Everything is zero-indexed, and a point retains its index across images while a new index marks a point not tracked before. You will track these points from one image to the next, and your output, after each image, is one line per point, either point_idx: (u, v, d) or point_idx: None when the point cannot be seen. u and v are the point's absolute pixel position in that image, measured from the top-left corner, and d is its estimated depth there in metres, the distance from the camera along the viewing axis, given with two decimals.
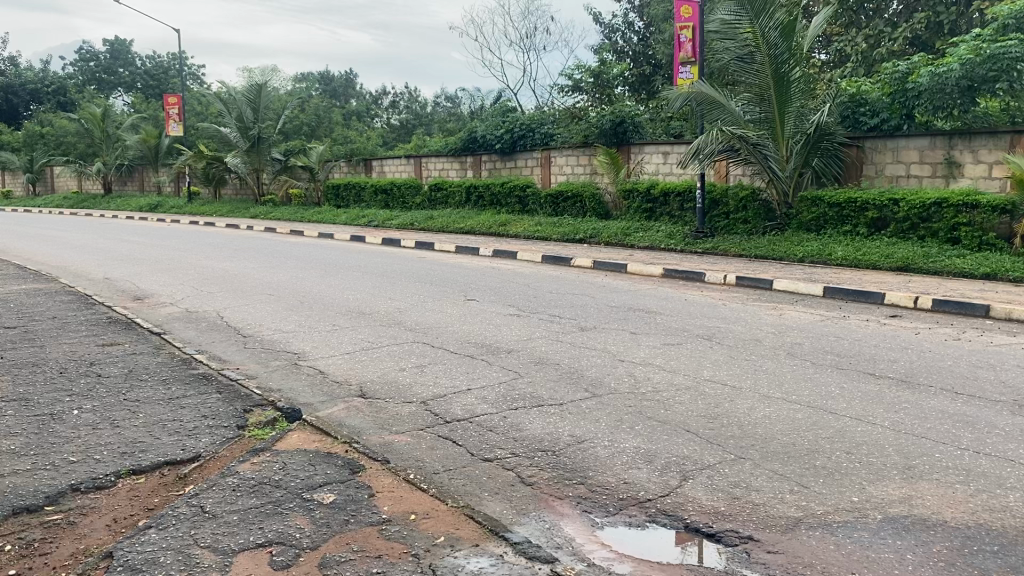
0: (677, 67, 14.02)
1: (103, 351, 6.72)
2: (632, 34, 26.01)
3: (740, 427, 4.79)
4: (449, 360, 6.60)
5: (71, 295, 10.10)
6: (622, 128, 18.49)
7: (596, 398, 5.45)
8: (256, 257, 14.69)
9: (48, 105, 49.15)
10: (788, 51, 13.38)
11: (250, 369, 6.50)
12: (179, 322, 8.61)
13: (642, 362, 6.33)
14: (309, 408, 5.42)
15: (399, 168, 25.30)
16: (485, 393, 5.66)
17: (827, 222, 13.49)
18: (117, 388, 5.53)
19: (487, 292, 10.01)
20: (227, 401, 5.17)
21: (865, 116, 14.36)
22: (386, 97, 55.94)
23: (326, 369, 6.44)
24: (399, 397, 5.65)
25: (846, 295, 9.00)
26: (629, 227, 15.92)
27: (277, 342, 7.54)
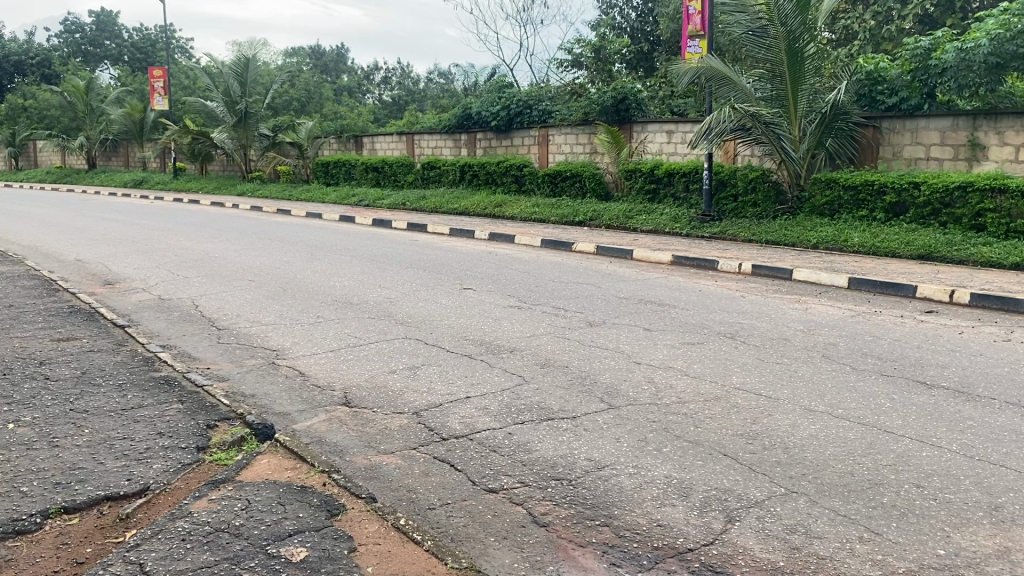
0: (685, 41, 13.31)
1: (56, 348, 5.98)
2: (631, 9, 25.10)
3: (784, 451, 4.12)
4: (446, 361, 5.90)
5: (34, 280, 9.34)
6: (624, 106, 17.55)
7: (613, 411, 4.75)
8: (239, 238, 13.90)
9: (31, 77, 47.98)
10: (803, 25, 12.61)
11: (221, 371, 5.78)
12: (149, 312, 7.88)
13: (661, 365, 5.64)
14: (285, 422, 4.73)
15: (390, 146, 24.46)
16: (486, 402, 4.97)
17: (842, 206, 12.81)
18: (63, 395, 4.82)
19: (485, 280, 9.30)
20: (188, 414, 4.45)
21: (882, 95, 13.65)
22: (379, 72, 54.91)
23: (306, 371, 5.74)
24: (389, 406, 4.96)
25: (873, 287, 8.34)
26: (630, 209, 15.23)
27: (254, 336, 6.83)
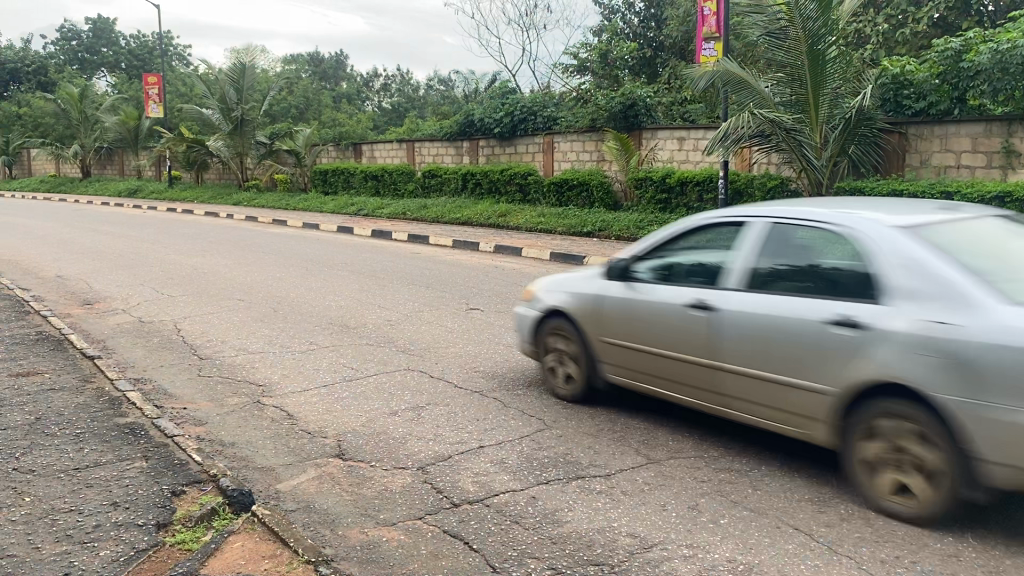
0: (699, 43, 12.55)
1: (12, 386, 5.28)
2: (633, 14, 24.30)
3: (868, 524, 3.43)
4: (456, 399, 5.20)
5: (5, 300, 8.63)
6: (633, 112, 16.90)
7: (654, 467, 4.06)
8: (231, 251, 13.15)
9: (27, 85, 47.44)
10: (826, 26, 11.90)
11: (198, 412, 5.09)
12: (126, 338, 7.18)
13: (701, 406, 4.96)
14: (268, 481, 4.04)
15: (390, 153, 23.75)
16: (504, 454, 4.27)
17: None
18: (9, 449, 4.12)
19: (492, 299, 8.60)
20: (152, 477, 3.75)
21: (908, 100, 13.20)
22: (378, 79, 54.43)
23: (295, 414, 5.04)
24: (389, 460, 4.27)
25: None
26: (642, 219, 14.56)
27: (239, 367, 6.13)
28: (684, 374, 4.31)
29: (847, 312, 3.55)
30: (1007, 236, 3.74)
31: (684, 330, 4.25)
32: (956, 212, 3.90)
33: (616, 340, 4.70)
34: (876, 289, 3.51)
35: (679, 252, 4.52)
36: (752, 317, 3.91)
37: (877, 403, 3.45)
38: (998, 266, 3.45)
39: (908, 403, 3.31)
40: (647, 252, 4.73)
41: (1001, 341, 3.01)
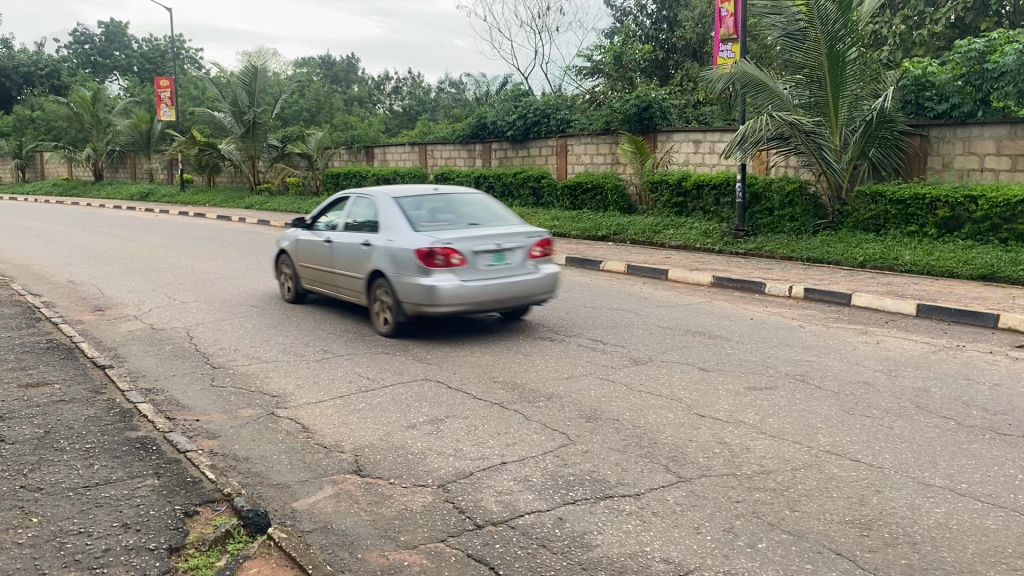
0: (716, 46, 12.56)
1: (22, 396, 5.17)
2: (646, 16, 24.05)
3: (914, 550, 3.25)
4: (475, 412, 5.04)
5: (16, 307, 8.54)
6: (648, 114, 16.72)
7: (685, 486, 3.89)
8: (244, 256, 13.04)
9: (40, 89, 47.58)
10: (846, 28, 11.90)
11: (211, 425, 4.95)
12: (138, 346, 7.07)
13: (729, 420, 4.79)
14: (284, 499, 3.89)
15: (402, 156, 23.63)
16: (529, 470, 4.12)
17: (888, 221, 11.92)
18: (16, 465, 3.98)
19: None
20: (164, 496, 3.61)
21: (930, 103, 12.87)
22: (390, 82, 54.40)
23: (311, 426, 4.90)
24: (410, 476, 4.12)
25: (946, 316, 7.44)
26: (657, 223, 14.39)
27: (253, 377, 6.00)
28: (325, 278, 8.03)
29: (374, 241, 7.16)
30: (483, 205, 7.55)
31: (333, 254, 7.73)
32: (459, 195, 7.61)
33: (315, 264, 8.15)
34: (385, 230, 7.14)
35: (338, 213, 8.09)
36: (347, 249, 7.51)
37: (384, 284, 7.04)
38: (438, 225, 7.04)
39: (386, 280, 6.98)
40: (323, 214, 8.34)
41: (404, 249, 6.79)
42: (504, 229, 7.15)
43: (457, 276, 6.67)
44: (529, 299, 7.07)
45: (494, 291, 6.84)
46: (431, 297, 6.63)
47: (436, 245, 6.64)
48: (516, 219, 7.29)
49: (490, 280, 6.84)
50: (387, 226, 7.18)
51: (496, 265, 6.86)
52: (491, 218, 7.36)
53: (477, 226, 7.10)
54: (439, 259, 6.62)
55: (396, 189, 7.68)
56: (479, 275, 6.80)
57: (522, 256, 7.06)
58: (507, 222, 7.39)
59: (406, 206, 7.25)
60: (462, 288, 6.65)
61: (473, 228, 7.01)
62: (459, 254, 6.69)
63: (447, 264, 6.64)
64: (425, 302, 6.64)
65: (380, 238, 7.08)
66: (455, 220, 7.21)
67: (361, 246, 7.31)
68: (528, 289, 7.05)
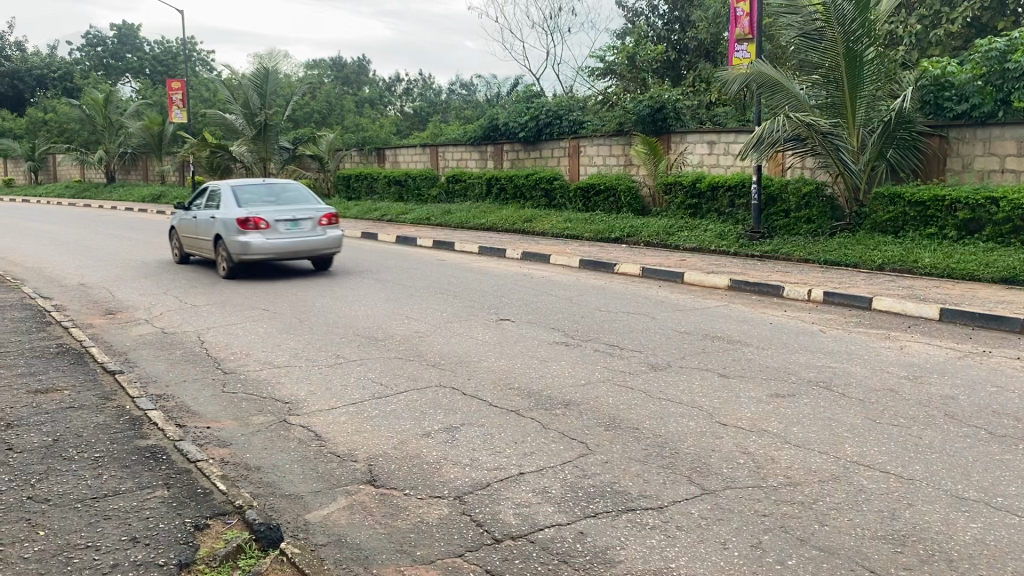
0: (732, 45, 12.39)
1: (32, 402, 5.09)
2: (658, 17, 23.84)
3: (951, 568, 3.12)
4: (492, 420, 4.92)
5: (27, 310, 8.48)
6: (661, 115, 16.59)
7: (711, 499, 3.77)
8: None
9: (53, 91, 47.78)
10: (863, 27, 11.75)
11: (222, 433, 4.86)
12: (149, 350, 6.99)
13: (751, 429, 4.67)
14: (297, 511, 3.79)
15: (413, 158, 23.55)
16: (548, 481, 4.00)
17: (907, 223, 11.75)
18: (24, 475, 3.90)
19: (523, 309, 8.34)
20: (174, 508, 3.51)
21: (950, 103, 12.70)
22: (401, 83, 54.42)
23: (324, 434, 4.80)
24: (426, 487, 4.00)
25: (970, 320, 7.29)
26: (672, 225, 14.26)
27: (265, 383, 5.91)
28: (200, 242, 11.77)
29: (216, 215, 10.93)
30: (299, 191, 11.34)
31: (200, 228, 11.34)
32: (280, 185, 11.34)
33: (194, 238, 11.62)
34: (222, 208, 10.90)
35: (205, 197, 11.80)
36: (202, 222, 11.24)
37: (223, 244, 10.77)
38: (266, 197, 11.02)
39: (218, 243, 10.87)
40: (194, 200, 11.90)
41: (227, 222, 10.60)
42: (304, 207, 10.98)
43: (264, 235, 10.45)
44: (316, 250, 10.84)
45: (288, 245, 10.64)
46: (245, 249, 10.43)
47: (249, 216, 10.45)
48: (314, 201, 11.14)
49: (288, 240, 10.65)
50: (229, 205, 10.91)
51: (291, 229, 10.69)
52: (302, 199, 11.20)
53: (302, 196, 11.38)
54: (251, 225, 10.42)
55: (239, 180, 11.42)
56: (282, 235, 10.63)
57: (313, 223, 10.88)
58: (311, 201, 11.22)
59: (241, 193, 10.94)
60: (266, 243, 10.43)
61: (280, 207, 10.80)
62: (265, 222, 10.50)
63: (257, 228, 10.45)
64: (242, 253, 10.41)
65: (221, 214, 10.77)
66: (274, 201, 11.00)
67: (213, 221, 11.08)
68: (317, 244, 10.86)
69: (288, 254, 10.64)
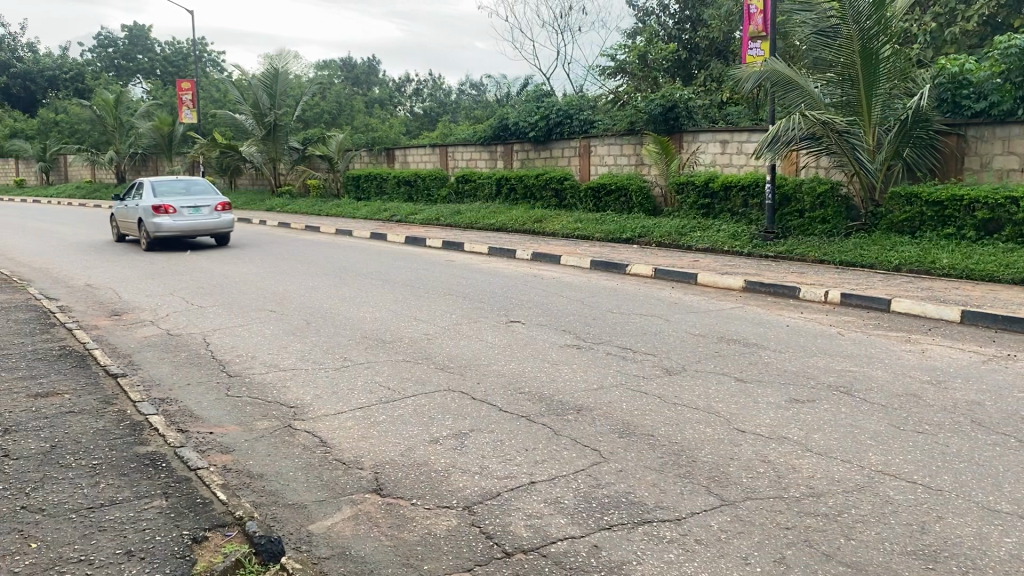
0: (744, 43, 12.17)
1: (31, 407, 4.97)
2: (669, 16, 23.61)
3: None
4: (503, 425, 4.78)
5: (32, 311, 8.38)
6: (673, 114, 16.40)
7: (731, 511, 3.61)
8: (263, 259, 12.85)
9: (64, 92, 47.92)
10: (879, 24, 11.56)
11: (225, 438, 4.73)
12: (153, 352, 6.87)
13: (770, 436, 4.51)
14: (300, 521, 3.65)
15: (423, 158, 23.42)
16: (561, 491, 3.85)
17: (924, 223, 11.54)
18: (18, 483, 3.77)
19: (533, 310, 8.20)
20: (172, 519, 3.38)
21: (968, 100, 12.50)
22: (410, 84, 54.36)
23: (329, 440, 4.66)
24: (433, 497, 3.86)
25: (992, 322, 7.11)
26: (684, 225, 14.09)
27: (270, 386, 5.79)
28: (125, 230, 14.95)
29: (138, 206, 14.13)
30: (203, 185, 14.56)
31: (128, 214, 14.44)
32: (190, 181, 14.56)
33: (126, 221, 14.71)
34: (142, 200, 14.11)
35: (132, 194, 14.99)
36: (127, 213, 14.52)
37: (143, 226, 13.96)
38: (177, 189, 14.30)
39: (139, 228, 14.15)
40: (122, 198, 15.07)
41: (143, 209, 13.83)
42: (203, 197, 14.18)
43: (172, 218, 13.69)
44: (213, 230, 14.04)
45: (192, 225, 13.84)
46: (157, 228, 13.62)
47: (160, 204, 13.71)
48: (212, 192, 14.32)
49: (191, 221, 13.84)
50: (150, 196, 14.09)
51: (192, 213, 13.86)
52: (205, 191, 14.39)
53: (205, 189, 14.55)
54: (162, 211, 13.69)
55: (158, 178, 14.61)
56: (185, 218, 13.85)
57: (210, 209, 14.06)
58: (211, 193, 14.39)
59: (158, 188, 14.11)
60: (173, 224, 13.65)
61: (187, 197, 14.02)
62: (173, 207, 13.76)
63: (166, 213, 13.70)
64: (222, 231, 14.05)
65: (143, 203, 13.96)
66: (185, 194, 14.23)
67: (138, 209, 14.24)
68: (213, 225, 14.07)
69: (190, 233, 13.79)
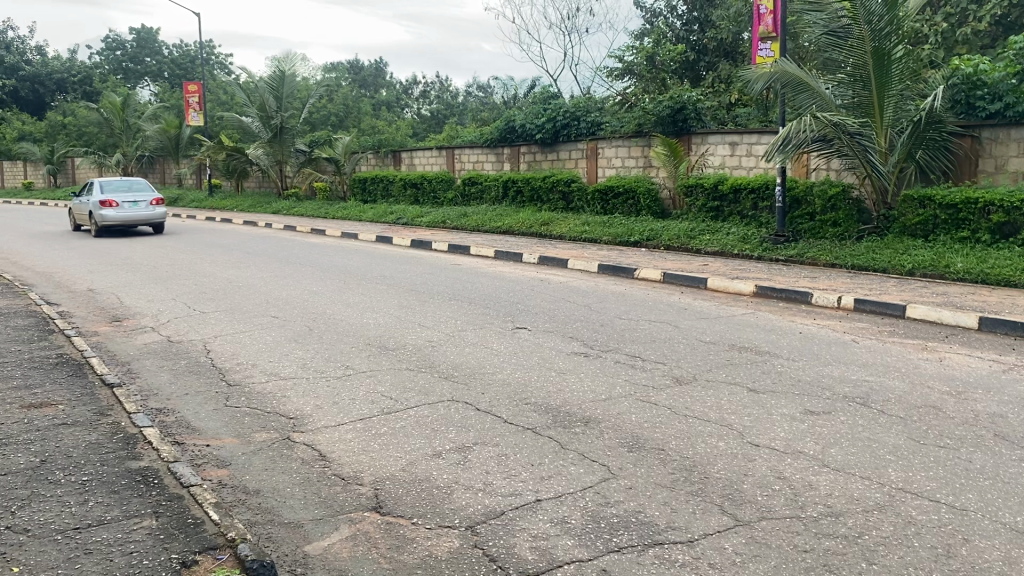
0: (754, 44, 12.00)
1: (23, 419, 4.84)
2: (676, 18, 23.40)
3: None
4: (507, 438, 4.62)
5: (31, 318, 8.27)
6: (681, 116, 16.21)
7: (746, 533, 3.45)
8: (267, 263, 12.72)
9: (72, 95, 47.99)
10: (891, 24, 11.37)
11: (222, 452, 4.59)
12: (153, 360, 6.74)
13: (786, 451, 4.35)
14: (296, 541, 3.51)
15: (429, 160, 23.29)
16: (568, 510, 3.70)
17: (938, 226, 11.34)
18: (4, 501, 3.63)
19: (540, 316, 8.05)
20: (162, 541, 3.24)
21: (981, 101, 12.22)
22: (417, 86, 54.22)
23: (329, 454, 4.51)
24: (435, 515, 3.70)
25: (1010, 330, 6.93)
26: (693, 228, 13.92)
27: (270, 396, 5.65)
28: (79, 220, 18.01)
29: (87, 201, 17.23)
30: (143, 185, 17.71)
31: (81, 207, 17.53)
32: (132, 181, 17.67)
33: (79, 214, 17.84)
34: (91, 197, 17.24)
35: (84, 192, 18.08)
36: (80, 208, 17.68)
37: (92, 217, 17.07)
38: (122, 188, 17.42)
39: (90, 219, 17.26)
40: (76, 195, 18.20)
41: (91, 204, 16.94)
42: (142, 194, 17.34)
43: (113, 210, 16.80)
44: (150, 220, 17.14)
45: (132, 216, 16.95)
46: (103, 218, 16.76)
47: (105, 199, 16.83)
48: (150, 190, 17.50)
49: (133, 214, 16.97)
50: (99, 192, 17.21)
51: (132, 207, 17.00)
52: (144, 190, 17.52)
53: (146, 189, 17.68)
54: (107, 204, 16.83)
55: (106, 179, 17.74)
56: (125, 211, 16.98)
57: (148, 204, 17.20)
58: (149, 192, 17.54)
59: (106, 185, 17.19)
60: (115, 215, 16.78)
61: (129, 194, 17.18)
62: (116, 202, 16.89)
63: (111, 205, 16.82)
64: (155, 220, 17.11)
65: (92, 198, 17.06)
66: (127, 191, 17.39)
67: (91, 203, 17.39)
68: (150, 216, 17.18)
69: (129, 222, 16.91)
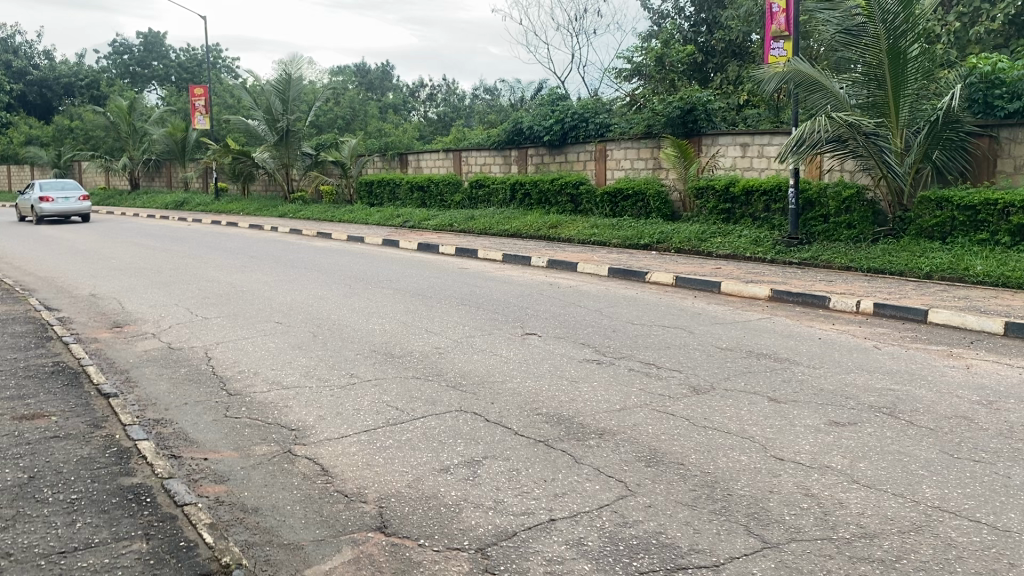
0: (767, 43, 11.70)
1: (13, 431, 4.65)
2: (684, 19, 23.22)
3: None
4: (518, 452, 4.41)
5: (30, 324, 8.10)
6: (692, 117, 15.97)
7: (774, 557, 3.23)
8: (272, 267, 12.55)
9: (80, 99, 48.09)
10: (907, 21, 11.13)
11: (220, 466, 4.38)
12: (153, 367, 6.55)
13: (812, 465, 4.14)
14: (294, 565, 3.30)
15: (436, 163, 23.09)
16: (584, 531, 3.48)
17: (956, 228, 11.09)
18: None
19: (550, 322, 7.83)
20: (150, 568, 3.04)
21: (1000, 100, 11.96)
22: (424, 89, 54.09)
23: (332, 469, 4.30)
24: (442, 536, 3.49)
25: None
26: (704, 230, 13.70)
27: (271, 405, 5.45)
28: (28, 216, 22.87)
29: (31, 199, 22.21)
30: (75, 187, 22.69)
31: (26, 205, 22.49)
32: (67, 184, 22.63)
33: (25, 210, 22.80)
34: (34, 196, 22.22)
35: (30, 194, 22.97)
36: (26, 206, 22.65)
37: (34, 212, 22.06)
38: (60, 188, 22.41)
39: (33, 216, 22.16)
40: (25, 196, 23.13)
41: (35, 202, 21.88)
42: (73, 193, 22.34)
43: (49, 204, 21.78)
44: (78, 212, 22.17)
45: (64, 209, 21.87)
46: (42, 211, 21.77)
47: (43, 196, 21.84)
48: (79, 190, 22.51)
49: (66, 207, 21.92)
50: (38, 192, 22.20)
51: (64, 202, 22.00)
52: (74, 190, 22.52)
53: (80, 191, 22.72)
54: (45, 200, 21.84)
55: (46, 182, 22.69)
56: (59, 205, 21.95)
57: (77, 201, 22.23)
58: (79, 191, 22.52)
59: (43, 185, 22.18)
60: (50, 208, 21.75)
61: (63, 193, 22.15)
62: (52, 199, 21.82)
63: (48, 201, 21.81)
64: (82, 212, 21.99)
65: (32, 195, 22.02)
66: (62, 191, 22.39)
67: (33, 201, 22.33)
68: (78, 209, 22.21)
69: (60, 213, 21.81)
